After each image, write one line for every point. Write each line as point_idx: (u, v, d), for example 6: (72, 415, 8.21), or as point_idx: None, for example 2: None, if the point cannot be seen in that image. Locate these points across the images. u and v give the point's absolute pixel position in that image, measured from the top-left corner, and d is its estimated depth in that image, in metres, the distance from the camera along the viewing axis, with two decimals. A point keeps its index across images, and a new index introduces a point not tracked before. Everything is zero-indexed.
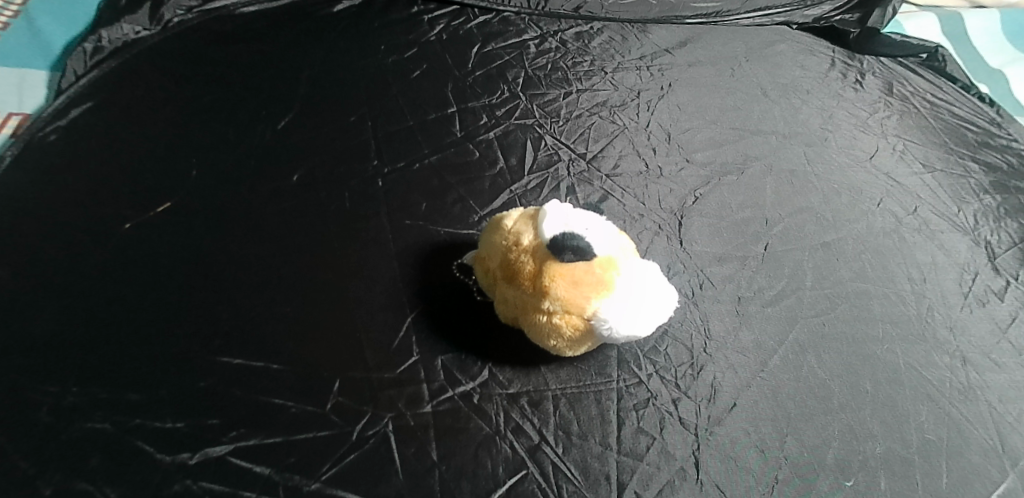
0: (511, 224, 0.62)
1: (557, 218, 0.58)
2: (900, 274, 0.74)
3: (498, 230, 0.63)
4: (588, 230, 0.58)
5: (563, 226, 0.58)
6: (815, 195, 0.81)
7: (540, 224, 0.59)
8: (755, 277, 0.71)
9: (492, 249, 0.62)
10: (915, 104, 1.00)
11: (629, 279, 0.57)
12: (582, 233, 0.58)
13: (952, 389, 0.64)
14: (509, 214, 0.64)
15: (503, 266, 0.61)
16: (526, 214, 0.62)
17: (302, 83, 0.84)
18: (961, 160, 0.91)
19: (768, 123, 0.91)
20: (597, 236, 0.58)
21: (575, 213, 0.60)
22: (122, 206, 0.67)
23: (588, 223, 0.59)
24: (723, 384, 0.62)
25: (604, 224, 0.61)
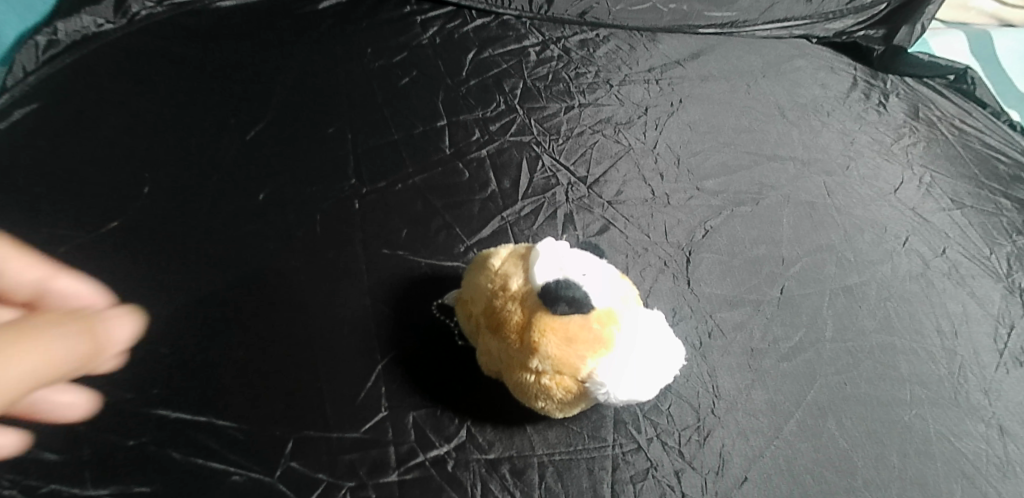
0: (499, 263, 0.55)
1: (548, 259, 0.51)
2: (929, 325, 0.66)
3: (483, 269, 0.56)
4: (584, 273, 0.50)
5: (557, 270, 0.50)
6: (836, 231, 0.74)
7: (531, 267, 0.51)
8: (769, 325, 0.63)
9: (475, 291, 0.55)
10: (942, 130, 0.92)
11: (630, 332, 0.49)
12: (576, 278, 0.50)
13: (989, 466, 0.56)
14: (497, 252, 0.57)
15: (485, 312, 0.54)
16: (514, 253, 0.55)
17: (278, 87, 0.77)
18: (992, 195, 0.84)
19: (785, 148, 0.83)
20: (595, 282, 0.51)
21: (569, 253, 0.52)
22: (62, 226, 0.60)
23: (585, 265, 0.51)
24: (733, 454, 0.54)
25: (603, 267, 0.54)
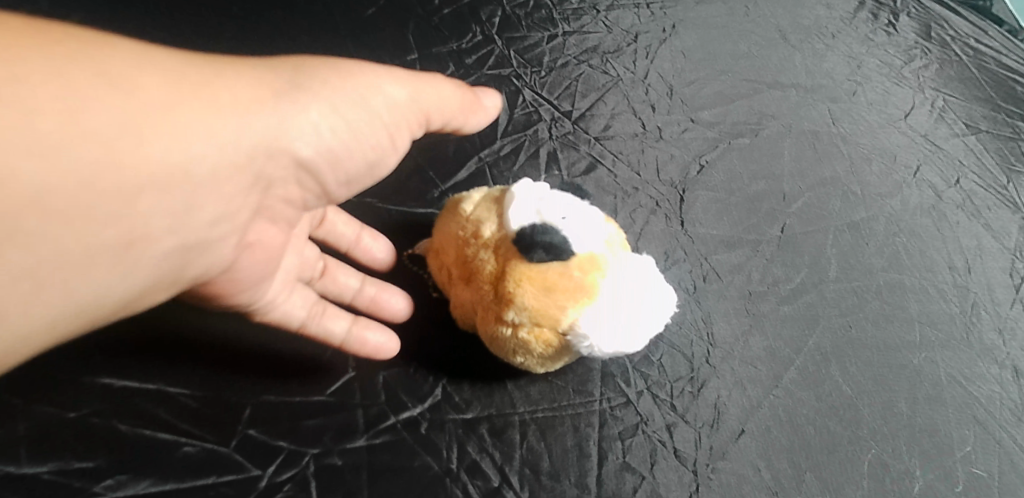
0: (470, 207, 0.49)
1: (525, 202, 0.46)
2: (941, 261, 0.62)
3: (453, 214, 0.50)
4: (565, 215, 0.46)
5: (535, 212, 0.46)
6: (841, 163, 0.68)
7: (506, 212, 0.46)
8: (769, 266, 0.59)
9: (444, 238, 0.50)
10: (955, 52, 0.83)
11: (616, 280, 0.45)
12: (556, 221, 0.45)
13: (1003, 409, 0.53)
14: (470, 195, 0.51)
15: (455, 261, 0.48)
16: (488, 196, 0.49)
17: (224, 18, 0.68)
18: (1009, 119, 0.77)
19: (788, 74, 0.76)
20: (578, 225, 0.46)
21: (550, 195, 0.48)
22: None
23: (567, 207, 0.47)
24: (729, 405, 0.50)
25: (588, 210, 0.49)
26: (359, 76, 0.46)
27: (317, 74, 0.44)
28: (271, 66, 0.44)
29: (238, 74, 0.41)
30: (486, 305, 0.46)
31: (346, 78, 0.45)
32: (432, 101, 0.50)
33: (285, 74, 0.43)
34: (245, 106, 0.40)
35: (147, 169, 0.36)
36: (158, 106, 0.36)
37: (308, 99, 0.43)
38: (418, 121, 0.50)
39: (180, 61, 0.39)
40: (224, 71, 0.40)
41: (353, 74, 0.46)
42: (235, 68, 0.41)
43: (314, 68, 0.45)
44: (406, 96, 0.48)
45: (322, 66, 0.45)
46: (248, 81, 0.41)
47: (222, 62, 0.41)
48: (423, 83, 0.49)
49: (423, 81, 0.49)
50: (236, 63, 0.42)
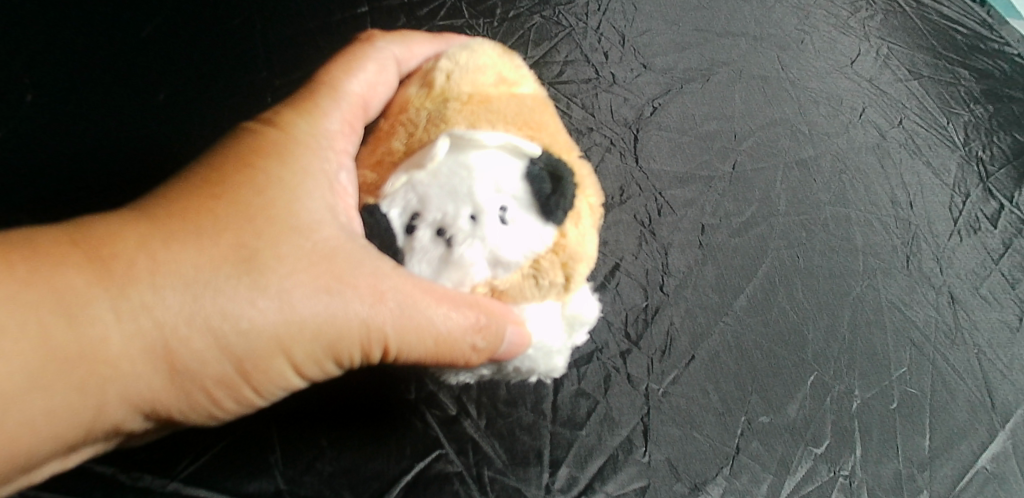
0: (431, 107, 0.38)
1: (456, 173, 0.35)
2: (884, 196, 0.64)
3: (425, 95, 0.39)
4: (510, 229, 0.35)
5: (468, 194, 0.35)
6: (790, 106, 0.70)
7: (410, 159, 0.36)
8: (720, 201, 0.60)
9: (401, 100, 0.41)
10: (900, 2, 0.85)
11: (514, 355, 0.38)
12: (489, 225, 0.35)
13: (938, 334, 0.54)
14: (461, 91, 0.39)
15: (384, 123, 0.40)
16: (451, 120, 0.37)
17: None
18: (950, 65, 0.80)
19: (738, 23, 0.77)
20: (508, 260, 0.36)
21: (509, 196, 0.36)
22: None
23: (518, 220, 0.36)
24: (681, 332, 0.51)
25: (552, 247, 0.36)
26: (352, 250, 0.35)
27: (301, 226, 0.35)
28: (253, 201, 0.35)
29: (199, 231, 0.33)
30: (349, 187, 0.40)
31: (338, 241, 0.36)
32: (440, 318, 0.35)
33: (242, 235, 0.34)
34: (174, 297, 0.31)
35: (44, 415, 0.29)
36: (40, 351, 0.28)
37: (253, 296, 0.33)
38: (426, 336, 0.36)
39: (131, 230, 0.32)
40: (180, 230, 0.33)
41: (357, 255, 0.35)
42: (205, 221, 0.33)
43: (297, 211, 0.36)
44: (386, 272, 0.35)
45: (323, 202, 0.37)
46: (208, 248, 0.32)
47: (192, 204, 0.34)
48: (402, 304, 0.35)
49: (446, 302, 0.35)
50: (208, 201, 0.34)
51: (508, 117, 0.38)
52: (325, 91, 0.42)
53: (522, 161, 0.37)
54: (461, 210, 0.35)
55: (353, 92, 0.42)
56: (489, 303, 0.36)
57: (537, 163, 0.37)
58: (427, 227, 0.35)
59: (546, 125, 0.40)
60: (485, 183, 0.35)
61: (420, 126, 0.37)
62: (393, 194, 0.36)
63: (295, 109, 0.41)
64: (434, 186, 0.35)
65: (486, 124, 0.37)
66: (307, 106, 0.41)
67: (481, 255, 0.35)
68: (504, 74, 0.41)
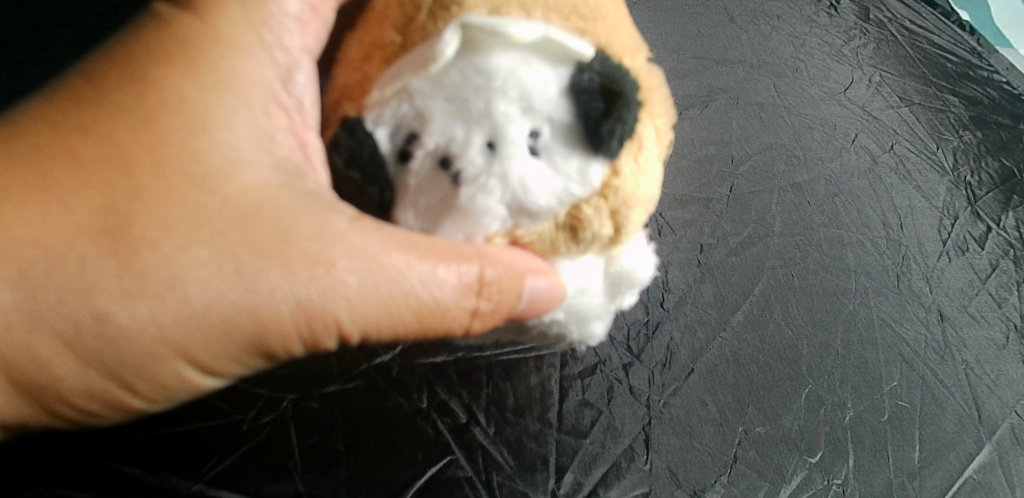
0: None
1: (471, 83, 0.32)
2: (876, 218, 0.66)
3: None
4: (538, 159, 0.33)
5: (487, 112, 0.32)
6: (785, 131, 0.73)
7: (409, 55, 0.33)
8: (719, 221, 0.63)
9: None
10: (892, 32, 0.89)
11: (533, 313, 0.38)
12: (513, 156, 0.32)
13: (928, 349, 0.57)
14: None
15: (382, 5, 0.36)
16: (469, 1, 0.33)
17: None
18: (940, 93, 0.83)
19: (735, 52, 0.80)
20: (536, 192, 0.33)
21: (543, 118, 0.33)
22: None
23: (548, 148, 0.34)
24: (681, 347, 0.53)
25: (591, 186, 0.34)
26: (295, 190, 0.35)
27: (206, 176, 0.33)
28: (147, 140, 0.33)
29: (74, 173, 0.31)
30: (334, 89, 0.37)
31: (253, 192, 0.34)
32: (426, 274, 0.34)
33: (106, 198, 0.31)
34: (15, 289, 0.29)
35: None
36: None
37: (121, 294, 0.30)
38: (404, 304, 0.35)
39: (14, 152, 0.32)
40: (54, 171, 0.31)
41: (292, 205, 0.34)
42: (83, 168, 0.31)
43: (201, 153, 0.34)
44: (341, 228, 0.33)
45: (227, 139, 0.35)
46: (77, 207, 0.31)
47: (76, 130, 0.33)
48: (330, 272, 0.33)
49: (441, 256, 0.34)
50: (81, 136, 0.32)
51: (547, 10, 0.34)
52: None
53: (567, 67, 0.34)
54: (476, 135, 0.32)
55: None
56: (498, 260, 0.35)
57: (587, 73, 0.34)
58: (430, 154, 0.33)
59: (598, 11, 0.36)
60: (512, 101, 0.32)
61: (425, 8, 0.34)
62: (384, 101, 0.33)
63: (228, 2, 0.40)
64: (442, 100, 0.32)
65: (518, 11, 0.33)
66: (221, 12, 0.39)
67: (498, 197, 0.33)
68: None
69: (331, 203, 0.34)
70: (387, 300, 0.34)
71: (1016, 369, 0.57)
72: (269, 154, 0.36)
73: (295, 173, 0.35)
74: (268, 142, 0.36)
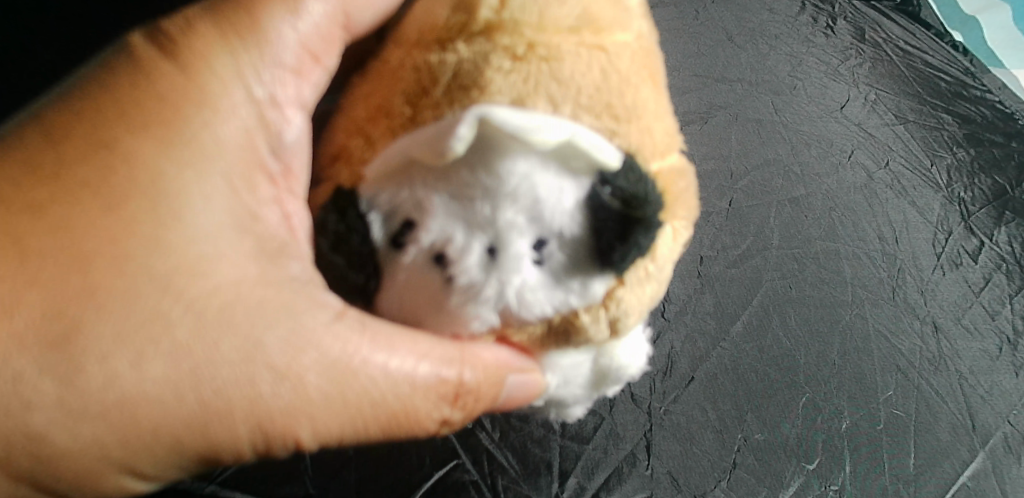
0: (467, 51, 0.28)
1: (479, 181, 0.27)
2: (872, 232, 0.68)
3: (461, 31, 0.29)
4: (540, 271, 0.29)
5: (493, 217, 0.27)
6: (784, 147, 0.75)
7: (416, 134, 0.27)
8: (718, 234, 0.64)
9: (429, 18, 0.31)
10: (887, 52, 0.91)
11: (515, 402, 0.36)
12: (511, 273, 0.28)
13: (923, 360, 0.58)
14: (521, 35, 0.28)
15: (399, 63, 0.30)
16: (492, 85, 0.27)
17: None
18: (934, 111, 0.85)
19: (735, 70, 0.83)
20: (532, 303, 0.29)
21: (552, 229, 0.28)
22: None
23: (552, 260, 0.29)
24: (681, 356, 0.55)
25: (591, 300, 0.30)
26: (276, 281, 0.31)
27: (174, 275, 0.29)
28: (106, 231, 0.29)
29: (18, 270, 0.28)
30: (327, 156, 0.33)
31: (227, 294, 0.30)
32: (404, 369, 0.32)
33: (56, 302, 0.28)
34: None
35: None
36: None
37: (61, 412, 0.27)
38: (376, 405, 0.32)
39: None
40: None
41: (270, 304, 0.31)
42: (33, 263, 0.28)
43: (170, 248, 0.29)
44: (315, 331, 0.31)
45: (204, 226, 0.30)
46: (17, 312, 0.27)
47: (27, 207, 0.29)
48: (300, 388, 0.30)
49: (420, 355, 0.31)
50: (33, 219, 0.28)
51: (582, 95, 0.28)
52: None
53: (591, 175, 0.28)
54: (478, 242, 0.28)
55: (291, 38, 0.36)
56: (479, 358, 0.32)
57: (610, 188, 0.28)
58: (421, 249, 0.28)
59: (638, 106, 0.30)
60: (521, 209, 0.27)
61: (442, 83, 0.28)
62: (383, 181, 0.28)
63: (219, 42, 0.34)
64: (444, 195, 0.28)
65: (544, 103, 0.27)
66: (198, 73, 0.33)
67: (491, 307, 0.29)
68: (590, 8, 0.30)
69: (312, 299, 0.31)
70: (350, 410, 0.32)
71: (1008, 379, 0.58)
72: (247, 236, 0.32)
73: (276, 258, 0.32)
74: (250, 223, 0.32)
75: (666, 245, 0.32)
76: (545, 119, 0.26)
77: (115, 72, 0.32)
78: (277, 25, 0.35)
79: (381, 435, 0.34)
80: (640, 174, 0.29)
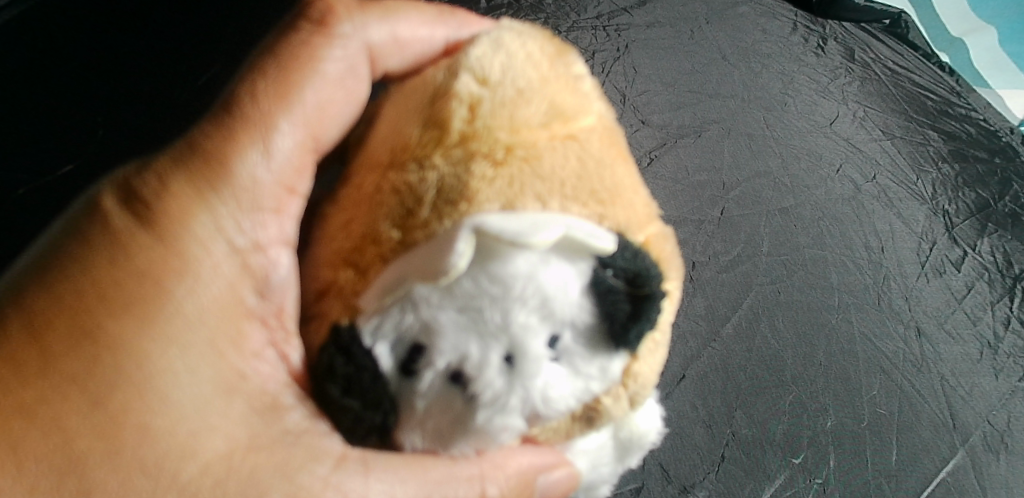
0: (445, 164, 0.27)
1: (484, 290, 0.25)
2: (859, 242, 0.71)
3: (436, 141, 0.28)
4: (559, 369, 0.27)
5: (507, 324, 0.25)
6: (774, 160, 0.78)
7: (410, 256, 0.25)
8: (710, 241, 0.67)
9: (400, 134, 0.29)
10: (876, 72, 0.95)
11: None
12: (537, 373, 0.26)
13: (905, 362, 0.60)
14: (496, 139, 0.28)
15: (369, 185, 0.29)
16: (479, 194, 0.26)
17: None
18: (921, 128, 0.88)
19: (728, 87, 0.86)
20: (557, 399, 0.27)
21: (564, 321, 0.27)
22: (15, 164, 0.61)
23: (570, 353, 0.27)
24: (673, 355, 0.57)
25: (610, 381, 0.29)
26: (271, 440, 0.30)
27: (166, 456, 0.28)
28: (95, 424, 0.28)
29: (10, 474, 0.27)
30: (320, 270, 0.30)
31: (219, 467, 0.29)
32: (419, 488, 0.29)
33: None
34: None
35: None
36: None
37: None
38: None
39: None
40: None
41: (263, 469, 0.30)
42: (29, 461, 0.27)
43: (160, 430, 0.29)
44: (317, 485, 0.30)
45: (194, 400, 0.30)
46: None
47: (13, 406, 0.28)
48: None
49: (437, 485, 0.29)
50: (22, 418, 0.28)
51: (565, 186, 0.27)
52: (252, 137, 0.35)
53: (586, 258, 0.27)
54: (494, 352, 0.25)
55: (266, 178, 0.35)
56: (503, 468, 0.30)
57: (612, 270, 0.27)
58: (436, 373, 0.25)
59: (616, 186, 0.30)
60: (532, 309, 0.26)
61: (428, 201, 0.26)
62: (382, 310, 0.26)
63: (199, 200, 0.33)
64: (451, 311, 0.25)
65: (534, 201, 0.26)
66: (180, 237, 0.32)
67: (517, 415, 0.26)
68: (552, 101, 0.30)
69: (309, 451, 0.30)
70: None
71: (988, 381, 0.61)
72: (239, 401, 0.31)
73: (272, 416, 0.31)
74: (243, 383, 0.31)
75: (669, 312, 0.32)
76: (541, 218, 0.26)
77: (91, 247, 0.31)
78: (251, 167, 0.35)
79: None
80: (634, 250, 0.28)
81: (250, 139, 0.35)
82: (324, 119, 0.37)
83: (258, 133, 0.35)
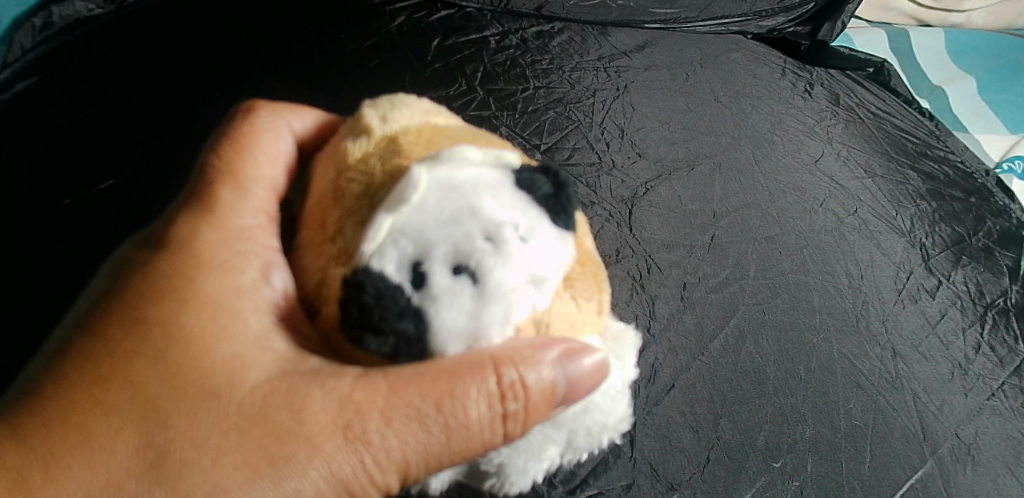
0: (380, 149, 0.37)
1: (449, 198, 0.33)
2: (840, 269, 0.76)
3: (366, 141, 0.38)
4: (531, 246, 0.34)
5: (474, 214, 0.33)
6: (761, 193, 0.83)
7: (384, 202, 0.34)
8: (700, 263, 0.72)
9: (336, 155, 0.39)
10: (859, 115, 1.02)
11: (576, 394, 0.37)
12: (516, 244, 0.33)
13: (880, 379, 0.65)
14: (404, 129, 0.39)
15: (325, 187, 0.38)
16: (412, 152, 0.36)
17: (250, 75, 0.83)
18: (901, 168, 0.94)
19: (720, 125, 0.92)
20: (533, 265, 0.33)
21: (515, 207, 0.35)
22: (70, 182, 0.69)
23: (529, 232, 0.35)
24: (664, 365, 0.61)
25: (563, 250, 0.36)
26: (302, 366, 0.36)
27: (219, 386, 0.35)
28: (159, 373, 0.35)
29: (105, 421, 0.34)
30: (310, 239, 0.38)
31: (264, 389, 0.35)
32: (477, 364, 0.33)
33: (145, 432, 0.34)
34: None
35: None
36: None
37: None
38: (431, 425, 0.35)
39: (37, 419, 0.33)
40: (88, 422, 0.33)
41: (300, 383, 0.35)
42: (117, 410, 0.34)
43: (209, 370, 0.36)
44: (346, 388, 0.34)
45: (231, 349, 0.37)
46: (117, 450, 0.33)
47: (93, 381, 0.34)
48: (363, 440, 0.35)
49: (457, 376, 0.33)
50: (102, 386, 0.34)
51: (464, 139, 0.39)
52: (232, 178, 0.46)
53: (508, 169, 0.37)
54: (472, 231, 0.33)
55: (257, 194, 0.46)
56: (542, 359, 0.34)
57: (526, 171, 0.37)
58: (440, 266, 0.32)
59: (499, 144, 0.42)
60: (486, 200, 0.34)
61: (377, 168, 0.36)
62: (380, 249, 0.33)
63: (210, 221, 0.43)
64: (430, 223, 0.33)
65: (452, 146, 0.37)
66: (202, 239, 0.41)
67: (513, 278, 0.33)
68: (432, 110, 0.42)
69: (336, 367, 0.35)
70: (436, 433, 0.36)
71: (957, 399, 0.65)
72: (268, 350, 0.37)
73: (301, 355, 0.37)
74: (268, 340, 0.38)
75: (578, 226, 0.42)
76: (461, 152, 0.36)
77: (142, 262, 0.40)
78: (237, 197, 0.45)
79: (450, 460, 0.37)
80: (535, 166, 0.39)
81: (231, 184, 0.46)
82: (273, 157, 0.49)
83: (233, 179, 0.46)
